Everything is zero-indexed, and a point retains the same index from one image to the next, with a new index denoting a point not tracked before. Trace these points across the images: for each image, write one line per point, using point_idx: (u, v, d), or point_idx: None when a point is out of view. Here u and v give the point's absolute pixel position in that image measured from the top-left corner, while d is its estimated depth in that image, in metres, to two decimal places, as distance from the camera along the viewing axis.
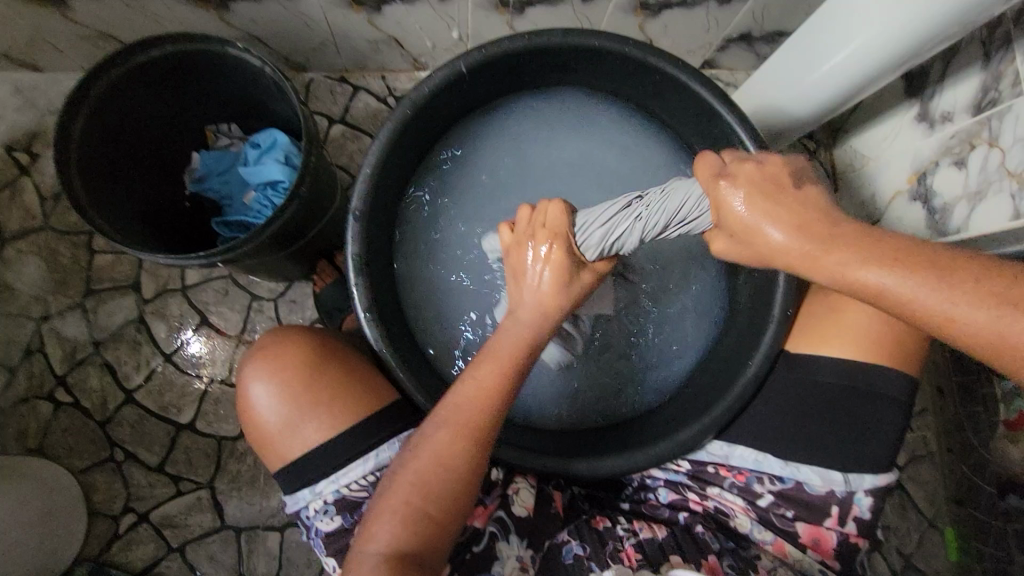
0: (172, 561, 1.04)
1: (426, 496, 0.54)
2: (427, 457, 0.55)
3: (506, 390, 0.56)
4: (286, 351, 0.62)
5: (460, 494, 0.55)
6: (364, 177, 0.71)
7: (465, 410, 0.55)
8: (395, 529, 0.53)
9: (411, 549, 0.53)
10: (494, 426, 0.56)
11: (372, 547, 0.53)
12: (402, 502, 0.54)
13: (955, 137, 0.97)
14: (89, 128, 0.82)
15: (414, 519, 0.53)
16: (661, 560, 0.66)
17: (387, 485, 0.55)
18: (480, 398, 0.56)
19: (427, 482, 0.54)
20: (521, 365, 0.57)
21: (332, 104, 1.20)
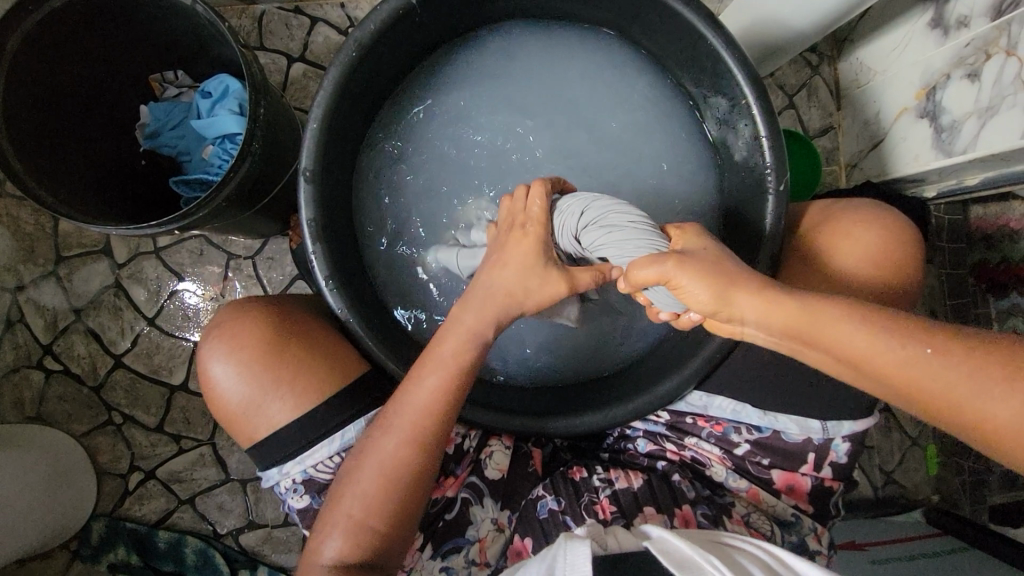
0: (184, 513, 1.08)
1: (370, 510, 0.58)
2: (370, 470, 0.58)
3: (447, 397, 0.60)
4: (247, 330, 0.63)
5: (403, 502, 0.59)
6: (311, 133, 0.66)
7: (409, 427, 0.59)
8: (340, 540, 0.57)
9: (357, 558, 0.57)
10: (437, 433, 0.60)
11: (321, 558, 0.58)
12: (346, 516, 0.58)
13: (970, 45, 0.88)
14: (14, 87, 0.76)
15: (359, 530, 0.57)
16: (635, 512, 0.69)
17: (333, 498, 0.59)
18: (424, 414, 0.59)
19: (369, 493, 0.58)
20: (461, 370, 0.60)
21: (289, 39, 1.09)
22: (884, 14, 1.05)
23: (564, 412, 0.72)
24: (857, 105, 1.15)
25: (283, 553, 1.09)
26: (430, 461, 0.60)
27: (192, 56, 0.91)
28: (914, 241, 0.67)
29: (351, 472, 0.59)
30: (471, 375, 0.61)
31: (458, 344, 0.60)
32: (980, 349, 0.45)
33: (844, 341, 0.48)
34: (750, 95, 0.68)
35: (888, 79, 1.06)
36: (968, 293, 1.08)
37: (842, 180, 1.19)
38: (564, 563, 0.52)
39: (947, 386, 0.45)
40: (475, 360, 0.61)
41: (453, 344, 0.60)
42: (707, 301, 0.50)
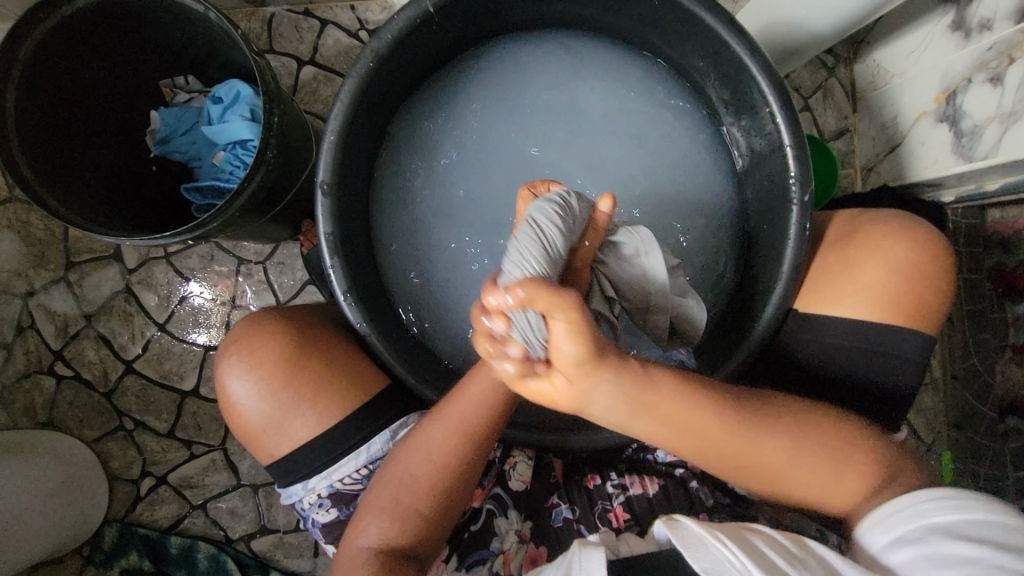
0: (196, 518, 1.08)
1: (418, 497, 0.57)
2: (421, 456, 0.58)
3: (506, 389, 0.60)
4: (267, 346, 0.62)
5: (452, 489, 0.58)
6: (328, 146, 0.65)
7: (464, 419, 0.59)
8: (385, 526, 0.56)
9: (400, 544, 0.56)
10: (493, 423, 0.60)
11: (362, 542, 0.57)
12: (393, 500, 0.57)
13: (992, 49, 0.87)
14: (25, 95, 0.75)
15: (404, 514, 0.57)
16: (648, 518, 0.70)
17: (379, 482, 0.58)
18: (478, 408, 0.59)
19: (418, 478, 0.58)
20: None
21: (299, 42, 1.08)
22: (903, 16, 1.03)
23: (584, 428, 0.71)
24: (874, 107, 1.13)
25: (295, 559, 1.08)
26: (480, 456, 0.60)
27: (202, 61, 0.90)
28: (942, 256, 0.65)
29: (401, 458, 0.59)
30: None
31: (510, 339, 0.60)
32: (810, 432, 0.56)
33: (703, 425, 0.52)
34: (774, 103, 0.66)
35: (906, 81, 1.04)
36: (985, 299, 1.07)
37: (858, 184, 1.18)
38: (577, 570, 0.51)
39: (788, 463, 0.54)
40: None
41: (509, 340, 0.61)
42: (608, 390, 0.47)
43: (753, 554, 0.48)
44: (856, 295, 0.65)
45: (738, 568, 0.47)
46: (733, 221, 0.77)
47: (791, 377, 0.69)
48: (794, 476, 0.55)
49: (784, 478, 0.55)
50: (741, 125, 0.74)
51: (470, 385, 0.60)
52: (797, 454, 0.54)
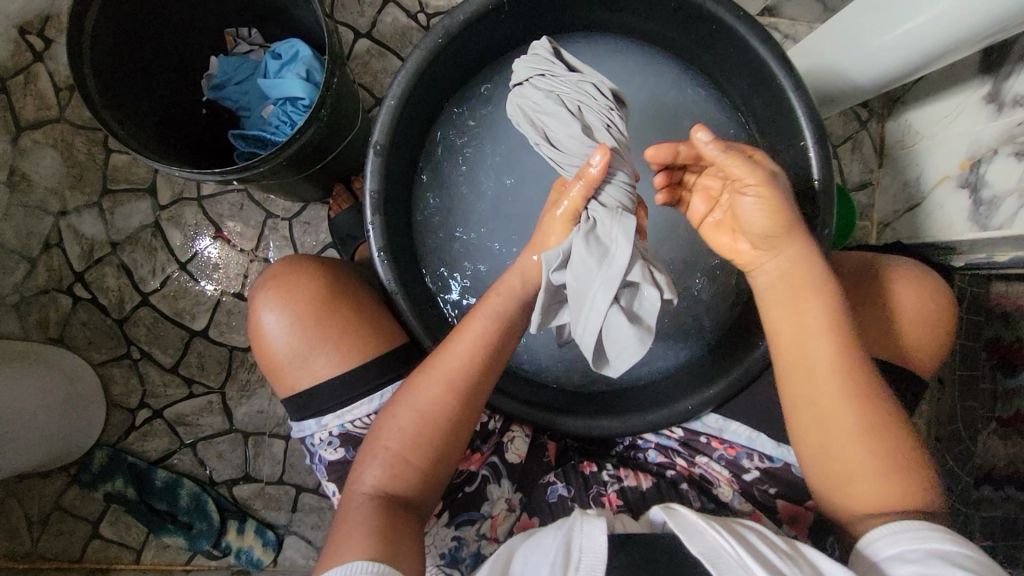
0: (184, 455, 1.10)
1: (413, 447, 0.61)
2: (412, 408, 0.62)
3: (494, 348, 0.63)
4: (302, 285, 0.66)
5: (441, 441, 0.62)
6: (387, 109, 0.69)
7: (454, 376, 0.62)
8: (380, 471, 0.61)
9: (395, 489, 0.61)
10: (481, 381, 0.63)
11: (360, 487, 0.61)
12: (388, 448, 0.61)
13: (1022, 125, 0.90)
14: (103, 22, 0.79)
15: (396, 462, 0.61)
16: (640, 507, 0.72)
17: (373, 432, 0.62)
18: (467, 365, 0.62)
19: (409, 429, 0.61)
20: (511, 319, 0.63)
21: (359, 15, 1.12)
22: (941, 81, 1.06)
23: (582, 414, 0.74)
24: (900, 165, 1.16)
25: (273, 511, 1.11)
26: (468, 410, 0.63)
27: (269, 16, 0.94)
28: (940, 310, 0.71)
29: (395, 407, 0.63)
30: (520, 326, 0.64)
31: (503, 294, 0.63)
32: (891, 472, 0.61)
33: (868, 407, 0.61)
34: (809, 138, 0.70)
35: (935, 144, 1.08)
36: (979, 367, 1.09)
37: (873, 237, 1.21)
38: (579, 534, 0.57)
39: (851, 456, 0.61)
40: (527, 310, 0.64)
41: (499, 293, 0.63)
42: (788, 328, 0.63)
43: (744, 545, 0.54)
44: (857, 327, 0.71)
45: (733, 557, 0.52)
46: None
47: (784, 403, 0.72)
48: (853, 466, 0.61)
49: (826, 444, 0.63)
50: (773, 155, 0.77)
51: (458, 342, 0.63)
52: (863, 436, 0.61)
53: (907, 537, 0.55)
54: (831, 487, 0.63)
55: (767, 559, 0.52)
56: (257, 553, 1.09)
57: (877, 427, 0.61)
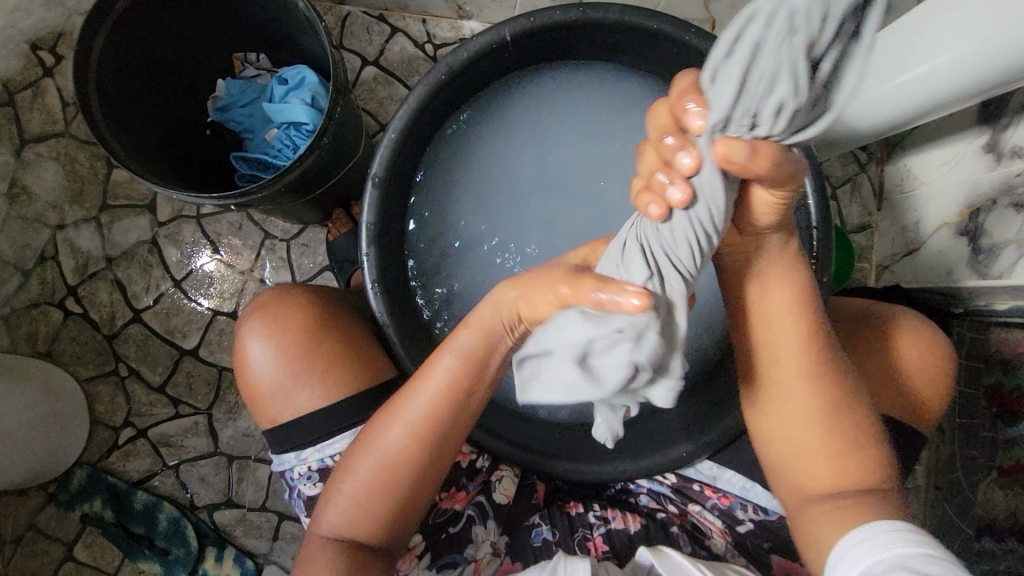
0: (166, 478, 1.08)
1: (374, 498, 0.58)
2: (371, 454, 0.58)
3: (457, 396, 0.57)
4: (289, 315, 0.64)
5: (401, 492, 0.58)
6: (387, 142, 0.69)
7: (412, 424, 0.57)
8: (339, 517, 0.59)
9: (354, 534, 0.59)
10: (444, 430, 0.58)
11: (322, 529, 0.60)
12: (346, 493, 0.59)
13: (1020, 176, 0.90)
14: (113, 44, 0.79)
15: (355, 509, 0.58)
16: (627, 553, 0.70)
17: (335, 473, 0.60)
18: (430, 416, 0.57)
19: (367, 477, 0.58)
20: (482, 359, 0.55)
21: (367, 43, 1.14)
22: (939, 129, 1.08)
23: (575, 458, 0.73)
24: (899, 209, 1.17)
25: (253, 538, 1.08)
26: (434, 460, 0.59)
27: (277, 42, 0.95)
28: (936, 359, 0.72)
29: (356, 450, 0.59)
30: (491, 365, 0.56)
31: (483, 334, 0.54)
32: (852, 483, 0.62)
33: (833, 418, 0.62)
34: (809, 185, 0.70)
35: (934, 191, 1.08)
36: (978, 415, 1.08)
37: (872, 278, 1.21)
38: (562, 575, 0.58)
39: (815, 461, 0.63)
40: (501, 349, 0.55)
41: (471, 327, 0.55)
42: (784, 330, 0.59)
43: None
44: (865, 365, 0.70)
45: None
46: None
47: None
48: (804, 467, 0.63)
49: (787, 440, 0.64)
50: None
51: (419, 390, 0.57)
52: (830, 454, 0.62)
53: (871, 547, 0.55)
54: (787, 490, 0.65)
55: None
56: None
57: (845, 446, 0.62)
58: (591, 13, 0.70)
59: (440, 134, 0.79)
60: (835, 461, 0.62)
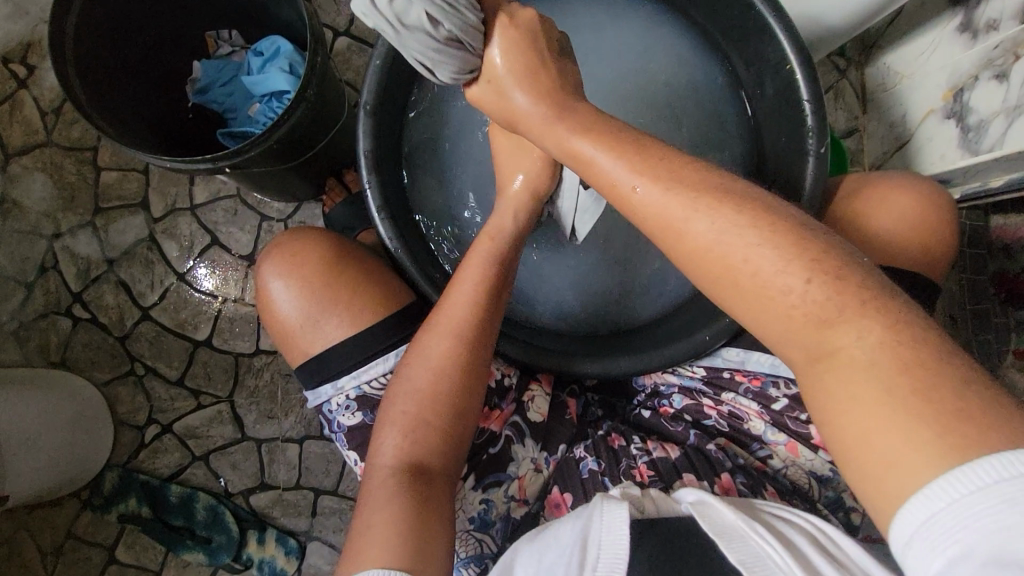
0: (197, 469, 1.08)
1: (425, 405, 0.59)
2: (421, 367, 0.60)
3: (491, 293, 0.62)
4: (307, 252, 0.65)
5: (456, 399, 0.60)
6: (375, 68, 0.69)
7: (457, 326, 0.61)
8: (399, 440, 0.58)
9: (417, 455, 0.58)
10: (484, 328, 0.62)
11: (381, 461, 0.58)
12: (402, 414, 0.59)
13: (998, 47, 0.92)
14: (86, 26, 0.79)
15: (413, 427, 0.59)
16: (674, 477, 0.69)
17: (387, 401, 0.60)
18: (471, 312, 0.61)
19: (422, 391, 0.59)
20: (503, 259, 0.64)
21: (336, 14, 1.13)
22: (913, 20, 1.08)
23: (599, 356, 0.74)
24: (883, 108, 1.17)
25: (292, 517, 1.08)
26: (477, 362, 0.61)
27: (248, 15, 0.95)
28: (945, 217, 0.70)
29: (404, 371, 0.61)
30: (510, 268, 0.65)
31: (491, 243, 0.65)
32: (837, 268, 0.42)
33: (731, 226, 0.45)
34: (793, 60, 0.68)
35: (915, 82, 1.09)
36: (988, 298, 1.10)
37: None
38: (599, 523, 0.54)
39: (779, 289, 0.43)
40: (516, 254, 0.66)
41: (487, 238, 0.65)
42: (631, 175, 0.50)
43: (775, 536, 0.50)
44: (884, 229, 0.66)
45: (781, 566, 0.47)
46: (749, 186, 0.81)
47: None
48: (790, 320, 0.43)
49: (748, 293, 0.45)
50: (761, 91, 0.78)
51: (456, 293, 0.62)
52: (793, 258, 0.43)
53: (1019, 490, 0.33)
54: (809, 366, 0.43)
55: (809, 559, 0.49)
56: (281, 562, 1.06)
57: (795, 238, 0.44)
58: None
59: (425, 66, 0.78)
60: (783, 264, 0.43)
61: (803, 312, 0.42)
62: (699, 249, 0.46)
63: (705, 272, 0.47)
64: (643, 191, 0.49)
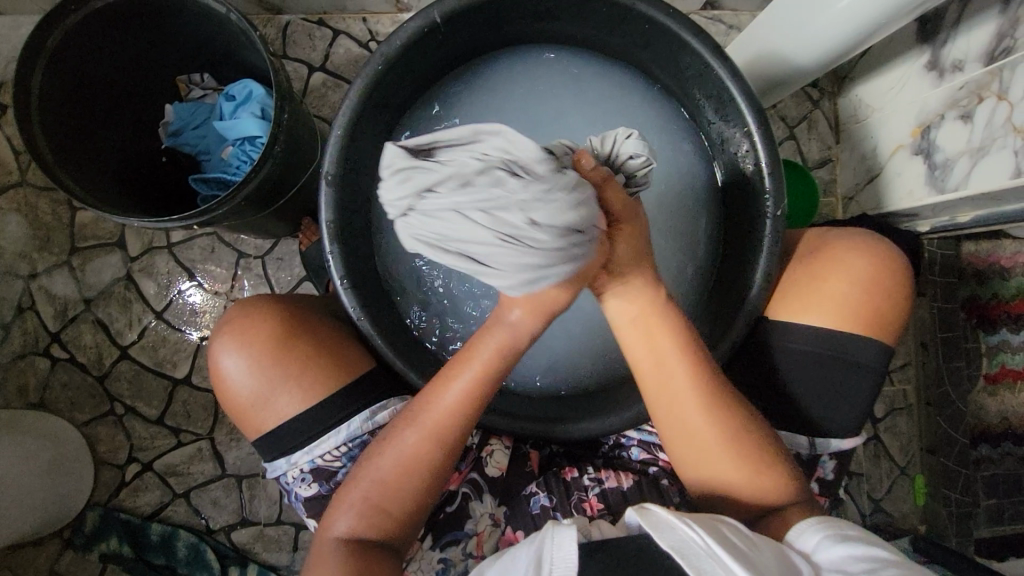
0: (178, 507, 1.09)
1: (387, 496, 0.61)
2: (393, 457, 0.62)
3: (476, 399, 0.62)
4: (258, 326, 0.67)
5: (419, 492, 0.62)
6: (335, 139, 0.70)
7: (433, 426, 0.61)
8: (354, 520, 0.61)
9: (368, 537, 0.61)
10: (460, 432, 0.62)
11: (333, 534, 0.61)
12: (363, 498, 0.61)
13: (963, 88, 0.92)
14: (52, 82, 0.80)
15: (370, 512, 0.61)
16: (621, 509, 0.73)
17: (352, 480, 0.62)
18: (448, 418, 0.62)
19: (387, 481, 0.61)
20: (496, 368, 0.61)
21: (311, 49, 1.13)
22: (883, 54, 1.10)
23: (564, 419, 0.75)
24: (856, 138, 1.19)
25: (273, 552, 1.09)
26: (449, 459, 0.63)
27: (218, 60, 0.95)
28: (912, 288, 0.72)
29: (375, 458, 0.62)
30: (503, 375, 0.63)
31: (492, 349, 0.61)
32: (758, 462, 0.65)
33: (717, 425, 0.65)
34: (751, 123, 0.72)
35: (886, 116, 1.10)
36: (958, 327, 1.13)
37: (839, 212, 1.23)
38: (551, 545, 0.54)
39: (721, 467, 0.66)
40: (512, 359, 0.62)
41: (484, 339, 0.61)
42: (653, 377, 0.66)
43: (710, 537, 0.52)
44: (846, 291, 0.70)
45: (702, 548, 0.51)
46: (714, 236, 0.82)
47: (756, 385, 0.74)
48: (727, 477, 0.66)
49: (706, 456, 0.66)
50: (722, 145, 0.79)
51: (438, 395, 0.62)
52: (733, 454, 0.65)
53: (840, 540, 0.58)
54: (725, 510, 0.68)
55: (740, 553, 0.51)
56: None
57: (745, 444, 0.65)
58: None
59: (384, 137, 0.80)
60: (736, 456, 0.65)
61: (751, 481, 0.65)
62: (674, 402, 0.66)
63: (687, 440, 0.66)
64: (679, 382, 0.65)
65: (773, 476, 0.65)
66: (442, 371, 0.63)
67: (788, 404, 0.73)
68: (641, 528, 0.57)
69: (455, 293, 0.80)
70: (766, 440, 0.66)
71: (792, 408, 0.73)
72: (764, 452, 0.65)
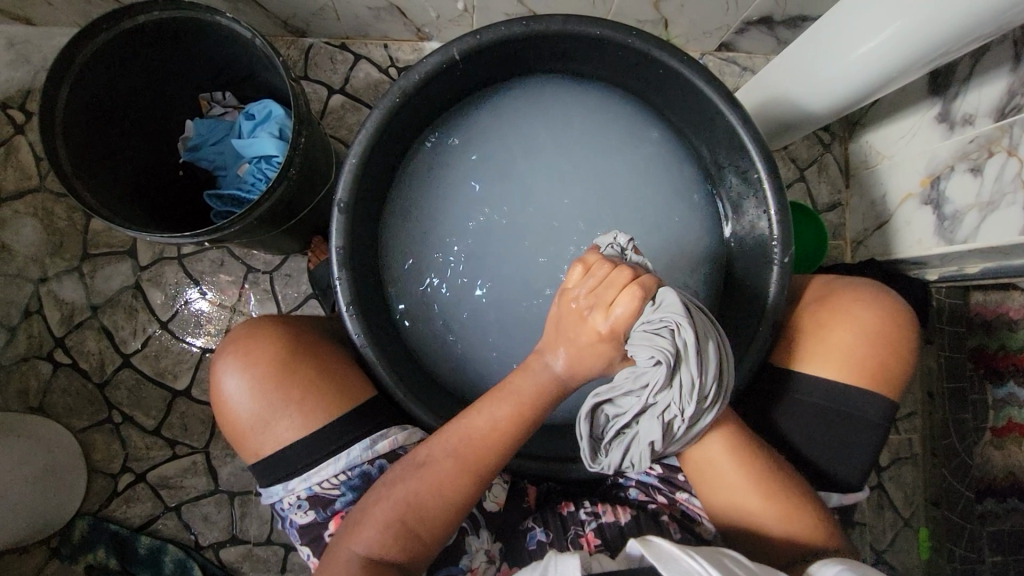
0: (168, 520, 1.08)
1: (412, 515, 0.60)
2: (424, 479, 0.61)
3: (517, 429, 0.63)
4: (262, 348, 0.68)
5: (446, 519, 0.61)
6: (349, 168, 0.72)
7: (467, 451, 0.62)
8: (378, 537, 0.60)
9: (388, 557, 0.59)
10: (494, 464, 0.63)
11: (355, 548, 0.60)
12: (390, 517, 0.60)
13: (974, 142, 0.93)
14: (78, 96, 0.82)
15: (395, 531, 0.60)
16: (619, 543, 0.72)
17: (380, 496, 0.62)
18: (484, 445, 0.62)
19: (419, 501, 0.61)
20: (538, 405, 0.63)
21: (332, 72, 1.16)
22: (895, 104, 1.11)
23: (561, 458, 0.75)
24: (866, 184, 1.19)
25: (261, 572, 1.07)
26: (480, 487, 0.63)
27: (241, 81, 0.97)
28: (918, 340, 0.72)
29: (409, 476, 0.62)
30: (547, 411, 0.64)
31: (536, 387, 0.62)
32: (788, 507, 0.65)
33: (746, 471, 0.67)
34: (763, 170, 0.72)
35: (895, 164, 1.11)
36: (965, 378, 1.12)
37: (847, 255, 1.23)
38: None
39: (752, 512, 0.66)
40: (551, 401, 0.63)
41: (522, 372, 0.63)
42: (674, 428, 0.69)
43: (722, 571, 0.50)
44: (853, 343, 0.70)
45: None
46: (722, 278, 0.82)
47: (759, 428, 0.74)
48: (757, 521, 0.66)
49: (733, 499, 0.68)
50: (733, 189, 0.80)
51: (476, 420, 0.63)
52: (763, 499, 0.66)
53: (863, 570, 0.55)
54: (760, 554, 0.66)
55: None
56: None
57: (774, 490, 0.66)
58: (535, 25, 0.72)
59: (396, 165, 0.82)
60: (766, 500, 0.66)
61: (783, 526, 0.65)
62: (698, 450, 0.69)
63: (711, 486, 0.69)
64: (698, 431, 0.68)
65: (805, 521, 0.65)
66: (485, 396, 0.64)
67: (789, 453, 0.72)
68: (643, 559, 0.56)
69: (459, 325, 0.80)
70: (797, 487, 0.67)
71: (794, 458, 0.72)
72: (797, 500, 0.66)
